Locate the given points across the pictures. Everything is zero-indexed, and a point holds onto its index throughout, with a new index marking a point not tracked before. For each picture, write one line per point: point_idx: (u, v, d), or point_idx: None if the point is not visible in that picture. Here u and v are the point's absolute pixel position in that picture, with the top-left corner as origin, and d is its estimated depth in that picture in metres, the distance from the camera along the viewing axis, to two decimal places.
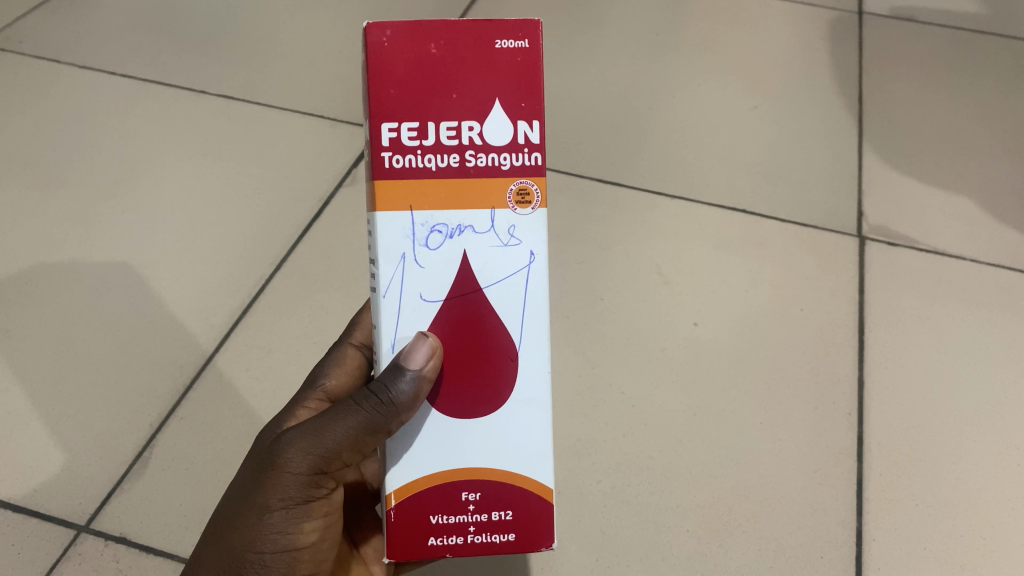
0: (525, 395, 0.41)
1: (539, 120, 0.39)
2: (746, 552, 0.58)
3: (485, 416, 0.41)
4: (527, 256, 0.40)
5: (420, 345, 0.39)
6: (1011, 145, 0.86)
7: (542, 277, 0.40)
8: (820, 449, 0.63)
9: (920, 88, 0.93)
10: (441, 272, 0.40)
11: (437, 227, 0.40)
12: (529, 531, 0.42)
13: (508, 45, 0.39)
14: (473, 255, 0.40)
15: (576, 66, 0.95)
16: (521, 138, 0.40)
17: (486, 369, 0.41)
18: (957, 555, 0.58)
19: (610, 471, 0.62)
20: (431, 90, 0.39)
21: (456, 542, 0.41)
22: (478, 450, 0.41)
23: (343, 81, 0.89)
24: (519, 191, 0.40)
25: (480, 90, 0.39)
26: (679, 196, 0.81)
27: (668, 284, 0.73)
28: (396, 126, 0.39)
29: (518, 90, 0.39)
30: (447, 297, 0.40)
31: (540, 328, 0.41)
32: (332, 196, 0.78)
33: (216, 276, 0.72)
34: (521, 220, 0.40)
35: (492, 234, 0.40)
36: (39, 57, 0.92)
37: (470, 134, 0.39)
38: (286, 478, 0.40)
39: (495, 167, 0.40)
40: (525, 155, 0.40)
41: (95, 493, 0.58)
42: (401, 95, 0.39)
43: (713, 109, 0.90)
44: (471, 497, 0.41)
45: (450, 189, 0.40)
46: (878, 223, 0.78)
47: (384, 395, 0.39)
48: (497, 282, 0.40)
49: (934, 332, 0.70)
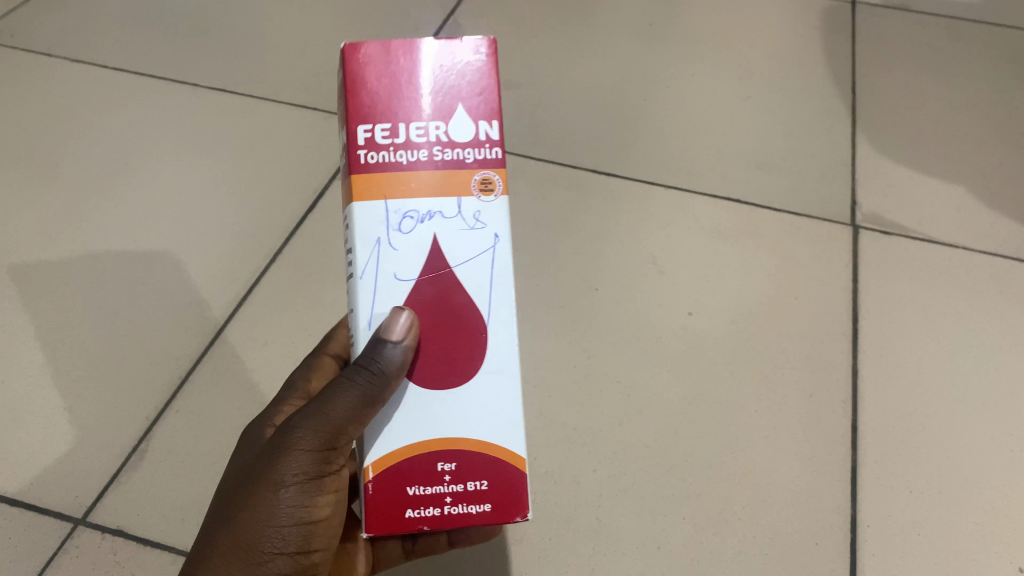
0: (497, 365, 0.41)
1: (499, 121, 0.42)
2: (741, 540, 0.58)
3: (458, 386, 0.41)
4: (491, 239, 0.41)
5: (399, 317, 0.39)
6: (1004, 133, 0.86)
7: (508, 256, 0.41)
8: (814, 435, 0.63)
9: (914, 76, 0.93)
10: (413, 255, 0.40)
11: (409, 212, 0.40)
12: (506, 500, 0.41)
13: (468, 58, 0.42)
14: (442, 237, 0.40)
15: (570, 56, 0.95)
16: (482, 136, 0.42)
17: (457, 342, 0.41)
18: (950, 541, 0.58)
19: (606, 460, 0.62)
20: (402, 96, 0.41)
21: (432, 514, 0.40)
22: (453, 421, 0.41)
23: (337, 74, 0.90)
24: (483, 180, 0.41)
25: (444, 95, 0.41)
26: (674, 186, 0.81)
27: (662, 273, 0.74)
28: (370, 127, 0.41)
29: (479, 96, 0.42)
30: (420, 276, 0.40)
31: (507, 304, 0.41)
32: (326, 187, 0.78)
33: (211, 268, 0.72)
34: (486, 205, 0.41)
35: (459, 218, 0.41)
36: (32, 50, 0.91)
37: (437, 134, 0.41)
38: (296, 455, 0.41)
39: (460, 160, 0.41)
40: (487, 150, 0.41)
41: (92, 486, 0.59)
42: (373, 101, 0.41)
43: (707, 99, 0.90)
44: (447, 467, 0.41)
45: (419, 179, 0.41)
46: (871, 212, 0.79)
47: (374, 366, 0.38)
48: (465, 262, 0.41)
49: (927, 319, 0.70)
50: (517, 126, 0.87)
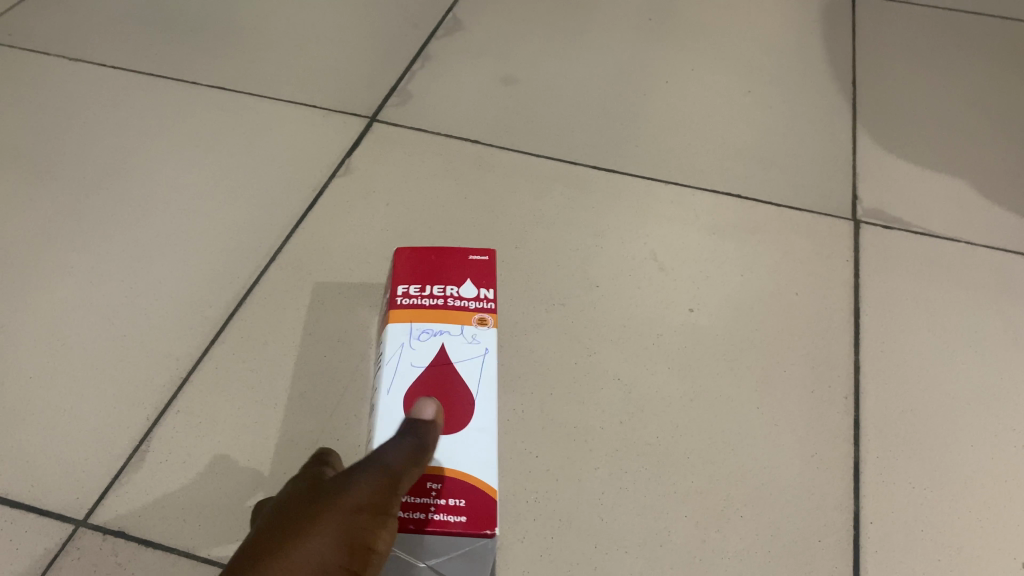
0: (480, 425, 0.50)
1: (493, 287, 0.56)
2: (745, 537, 0.57)
3: (448, 435, 0.49)
4: (482, 349, 0.53)
5: (428, 404, 0.46)
6: (1005, 126, 0.86)
7: (493, 363, 0.53)
8: (817, 432, 0.63)
9: (913, 70, 0.93)
10: (425, 351, 0.52)
11: (425, 332, 0.53)
12: (478, 517, 0.47)
13: (476, 258, 0.57)
14: (449, 347, 0.53)
15: (569, 52, 0.95)
16: (482, 293, 0.56)
17: (450, 403, 0.51)
18: (955, 536, 0.58)
19: (607, 457, 0.61)
20: (429, 265, 0.57)
21: (420, 517, 0.46)
22: (439, 453, 0.48)
23: (335, 74, 0.90)
24: (479, 320, 0.54)
25: (458, 275, 0.56)
26: (674, 182, 0.81)
27: (663, 270, 0.73)
28: (406, 287, 0.56)
29: (481, 277, 0.57)
30: (430, 362, 0.52)
31: (490, 393, 0.52)
32: (326, 186, 0.78)
33: (210, 267, 0.72)
34: (483, 331, 0.54)
35: (462, 337, 0.53)
36: (30, 49, 0.91)
37: (450, 291, 0.55)
38: (362, 492, 0.36)
39: (464, 306, 0.55)
40: (484, 299, 0.56)
41: (93, 487, 0.58)
42: (411, 274, 0.56)
43: (707, 94, 0.90)
44: (434, 485, 0.47)
45: (436, 316, 0.54)
46: (872, 206, 0.79)
47: (411, 430, 0.43)
48: (461, 359, 0.52)
49: (929, 314, 0.70)
50: (516, 122, 0.86)
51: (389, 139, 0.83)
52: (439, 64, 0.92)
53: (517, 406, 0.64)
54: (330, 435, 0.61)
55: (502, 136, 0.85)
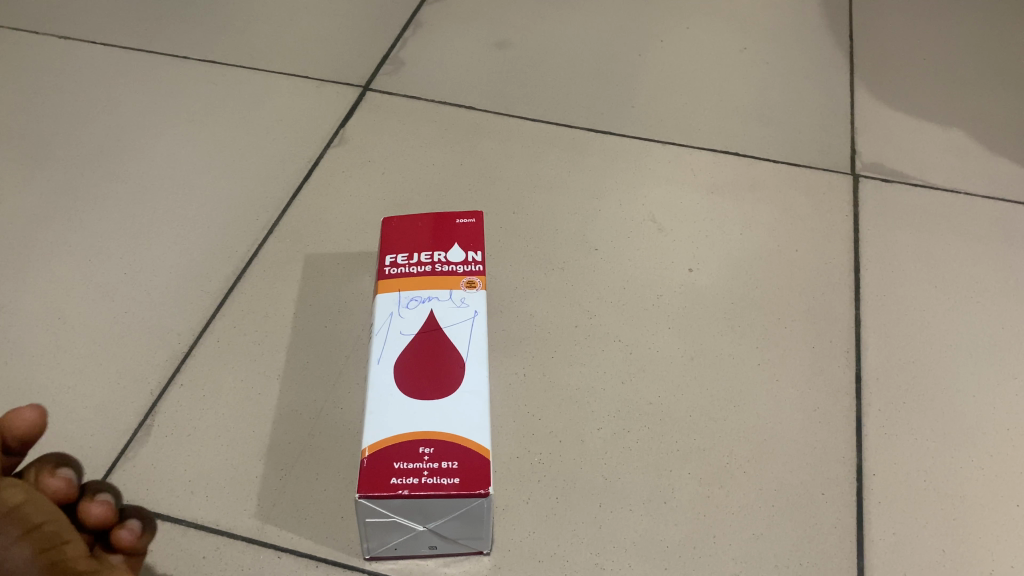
0: (470, 388, 0.50)
1: (481, 250, 0.56)
2: (748, 493, 0.58)
3: (438, 400, 0.49)
4: (471, 313, 0.53)
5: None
6: (1003, 75, 0.86)
7: (483, 326, 0.53)
8: (819, 387, 0.63)
9: (911, 21, 0.92)
10: (415, 319, 0.53)
11: (414, 299, 0.53)
12: (471, 477, 0.46)
13: (463, 221, 0.58)
14: (438, 313, 0.53)
15: (562, 14, 0.94)
16: (470, 257, 0.56)
17: (439, 369, 0.51)
18: (956, 485, 0.58)
19: (609, 418, 0.61)
20: (416, 233, 0.57)
21: (412, 482, 0.45)
22: (431, 420, 0.48)
23: (328, 44, 0.89)
24: (468, 283, 0.55)
25: (445, 240, 0.57)
26: (671, 142, 0.80)
27: (662, 231, 0.73)
28: (394, 256, 0.56)
29: (469, 240, 0.57)
30: (420, 329, 0.52)
31: (480, 358, 0.52)
32: (321, 156, 0.78)
33: (209, 242, 0.71)
34: (471, 294, 0.54)
35: (450, 302, 0.54)
36: (19, 29, 0.90)
37: (438, 257, 0.56)
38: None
39: (453, 271, 0.55)
40: (472, 263, 0.56)
41: (100, 462, 0.58)
42: (398, 242, 0.57)
43: (702, 52, 0.89)
44: (426, 450, 0.47)
45: (425, 282, 0.54)
46: (871, 160, 0.78)
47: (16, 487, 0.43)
48: (450, 325, 0.53)
49: (929, 266, 0.70)
50: (511, 86, 0.86)
51: (384, 108, 0.83)
52: (432, 30, 0.91)
53: (519, 371, 0.64)
54: (333, 405, 0.61)
55: (496, 101, 0.84)
